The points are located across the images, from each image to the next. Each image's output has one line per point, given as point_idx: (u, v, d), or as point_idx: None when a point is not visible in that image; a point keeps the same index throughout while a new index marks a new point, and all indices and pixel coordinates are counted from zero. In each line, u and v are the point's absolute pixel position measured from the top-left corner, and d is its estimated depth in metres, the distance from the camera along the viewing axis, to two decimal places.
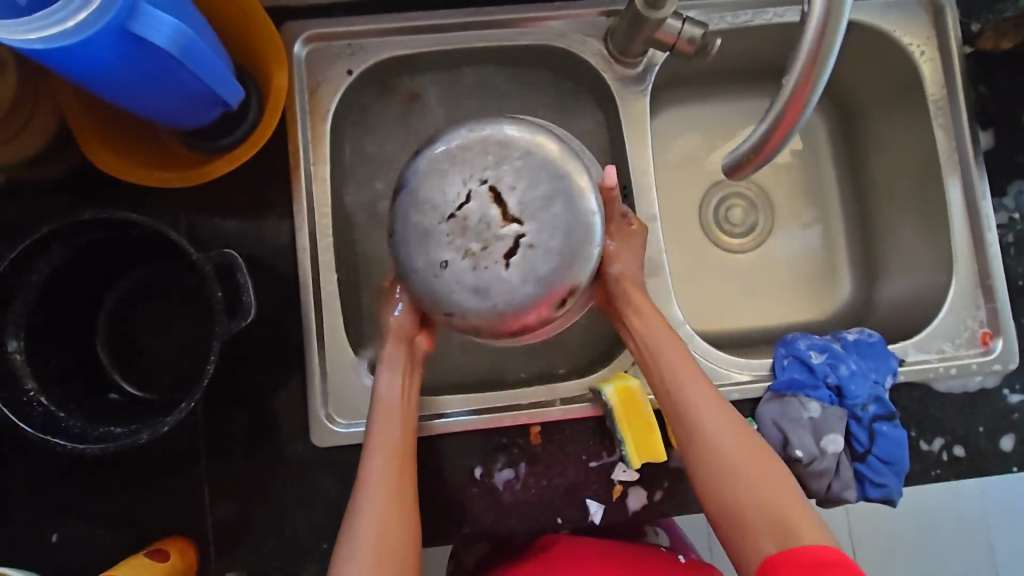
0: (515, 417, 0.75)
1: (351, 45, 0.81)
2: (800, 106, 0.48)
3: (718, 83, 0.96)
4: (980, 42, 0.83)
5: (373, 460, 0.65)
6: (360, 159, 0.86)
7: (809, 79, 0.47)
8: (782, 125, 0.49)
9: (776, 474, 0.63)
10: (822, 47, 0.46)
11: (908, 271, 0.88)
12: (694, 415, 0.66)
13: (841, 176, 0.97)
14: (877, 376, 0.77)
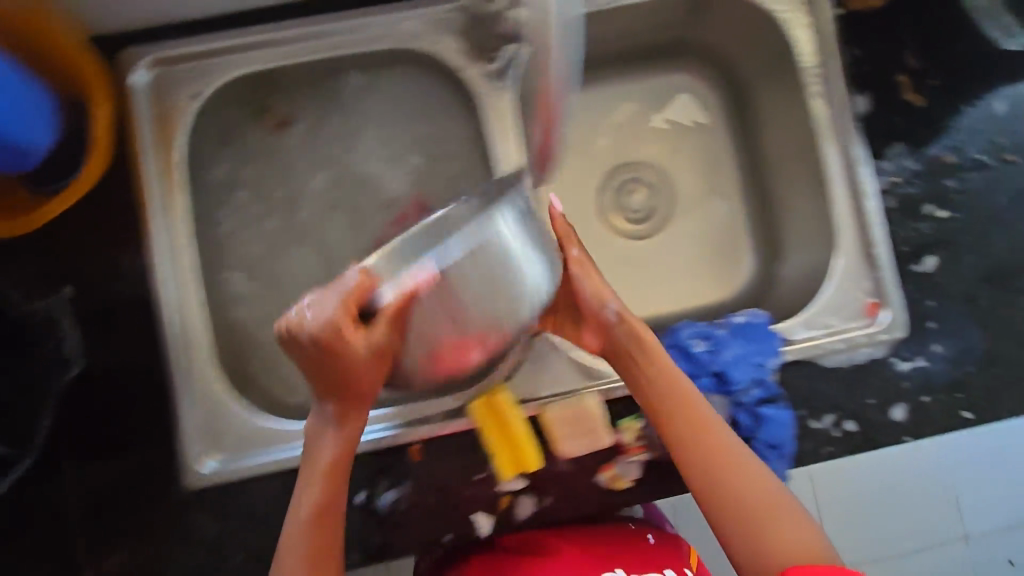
0: (393, 438, 0.74)
1: (195, 68, 0.77)
2: (557, 117, 0.51)
3: (600, 67, 0.93)
4: (850, 3, 0.80)
5: (301, 531, 0.61)
6: (225, 184, 0.83)
7: (552, 95, 0.50)
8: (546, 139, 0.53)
9: (778, 510, 0.62)
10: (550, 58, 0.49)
11: (802, 245, 0.86)
12: (708, 458, 0.64)
13: (736, 152, 0.94)
14: (761, 359, 0.75)
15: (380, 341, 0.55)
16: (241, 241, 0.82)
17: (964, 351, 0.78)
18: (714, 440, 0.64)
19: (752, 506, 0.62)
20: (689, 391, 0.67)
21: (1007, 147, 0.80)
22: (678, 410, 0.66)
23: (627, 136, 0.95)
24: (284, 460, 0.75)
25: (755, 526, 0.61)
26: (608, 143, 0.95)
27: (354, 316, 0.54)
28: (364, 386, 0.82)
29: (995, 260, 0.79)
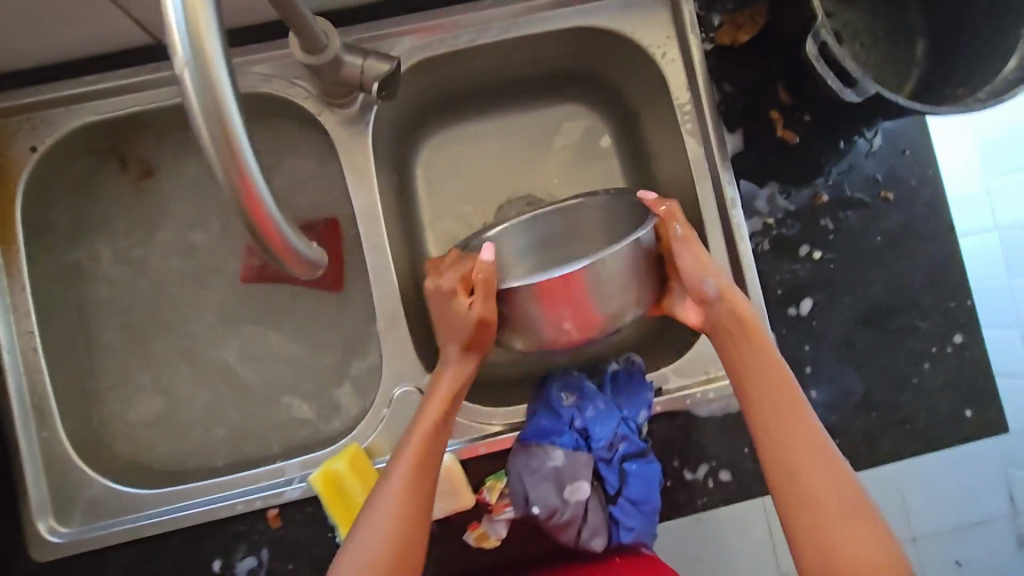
0: (248, 504, 0.72)
1: (32, 119, 0.73)
2: (262, 190, 0.37)
3: (487, 99, 0.87)
4: (720, 37, 0.78)
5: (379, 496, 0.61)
6: (80, 238, 0.79)
7: (245, 168, 0.36)
8: (274, 233, 0.39)
9: (857, 515, 0.56)
10: (226, 122, 0.35)
11: None
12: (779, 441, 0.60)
13: (628, 182, 0.88)
14: (627, 413, 0.73)
15: (492, 310, 0.65)
16: (101, 298, 0.80)
17: (841, 395, 0.76)
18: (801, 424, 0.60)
19: (828, 501, 0.57)
20: (780, 371, 0.63)
21: (884, 183, 0.78)
22: (763, 388, 0.62)
23: (509, 166, 0.88)
24: (137, 528, 0.72)
25: (828, 529, 0.56)
26: (491, 174, 0.88)
27: (465, 287, 0.66)
28: (232, 442, 0.79)
29: (873, 301, 0.77)
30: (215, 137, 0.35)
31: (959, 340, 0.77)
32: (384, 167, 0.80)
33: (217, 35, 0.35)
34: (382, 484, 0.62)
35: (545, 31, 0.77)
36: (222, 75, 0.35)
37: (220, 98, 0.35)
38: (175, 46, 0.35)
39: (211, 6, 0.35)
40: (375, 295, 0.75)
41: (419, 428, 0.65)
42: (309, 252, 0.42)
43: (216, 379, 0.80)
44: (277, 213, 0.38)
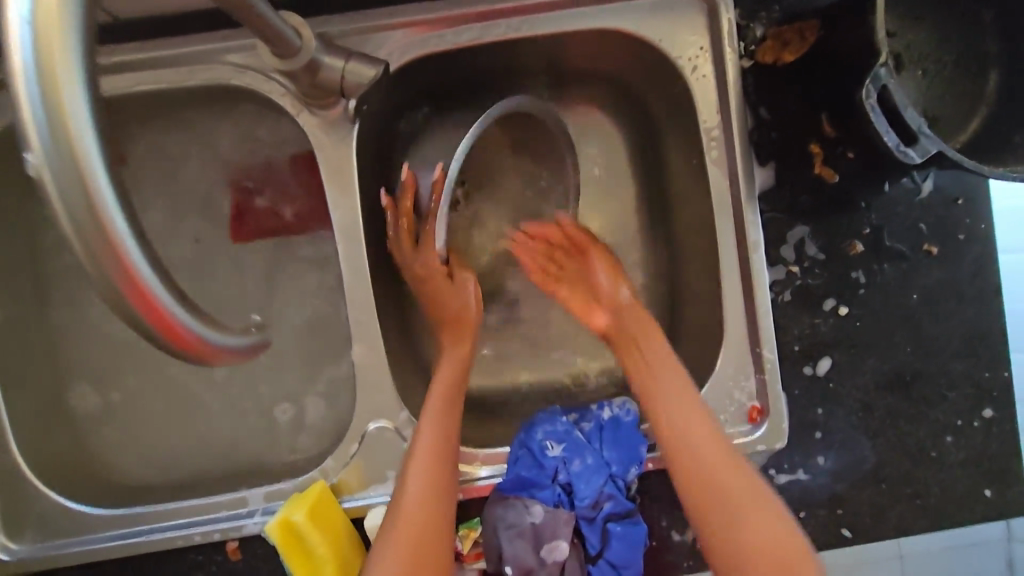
0: (205, 535, 0.67)
1: None
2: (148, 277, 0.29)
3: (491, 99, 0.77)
4: (761, 53, 0.68)
5: (392, 520, 0.60)
6: (40, 232, 0.73)
7: (119, 248, 0.28)
8: (172, 328, 0.30)
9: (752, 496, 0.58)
10: (88, 191, 0.27)
11: (700, 328, 0.73)
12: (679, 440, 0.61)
13: (640, 204, 0.80)
14: (616, 470, 0.67)
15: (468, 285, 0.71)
16: (63, 298, 0.74)
17: (851, 465, 0.70)
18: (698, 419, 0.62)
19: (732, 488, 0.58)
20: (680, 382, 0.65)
21: (928, 235, 0.69)
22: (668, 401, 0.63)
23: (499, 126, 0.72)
24: (88, 551, 0.67)
25: (730, 510, 0.57)
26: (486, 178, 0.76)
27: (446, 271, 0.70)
28: (194, 461, 0.75)
29: (898, 366, 0.70)
30: (79, 209, 0.27)
31: (988, 414, 0.70)
32: (367, 175, 0.71)
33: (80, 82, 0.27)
34: (384, 532, 0.60)
35: (560, 32, 0.67)
36: (82, 129, 0.27)
37: (82, 161, 0.27)
38: (23, 98, 0.27)
39: (75, 44, 0.27)
40: (351, 322, 0.68)
41: (413, 461, 0.62)
42: (229, 341, 0.34)
43: (182, 392, 0.75)
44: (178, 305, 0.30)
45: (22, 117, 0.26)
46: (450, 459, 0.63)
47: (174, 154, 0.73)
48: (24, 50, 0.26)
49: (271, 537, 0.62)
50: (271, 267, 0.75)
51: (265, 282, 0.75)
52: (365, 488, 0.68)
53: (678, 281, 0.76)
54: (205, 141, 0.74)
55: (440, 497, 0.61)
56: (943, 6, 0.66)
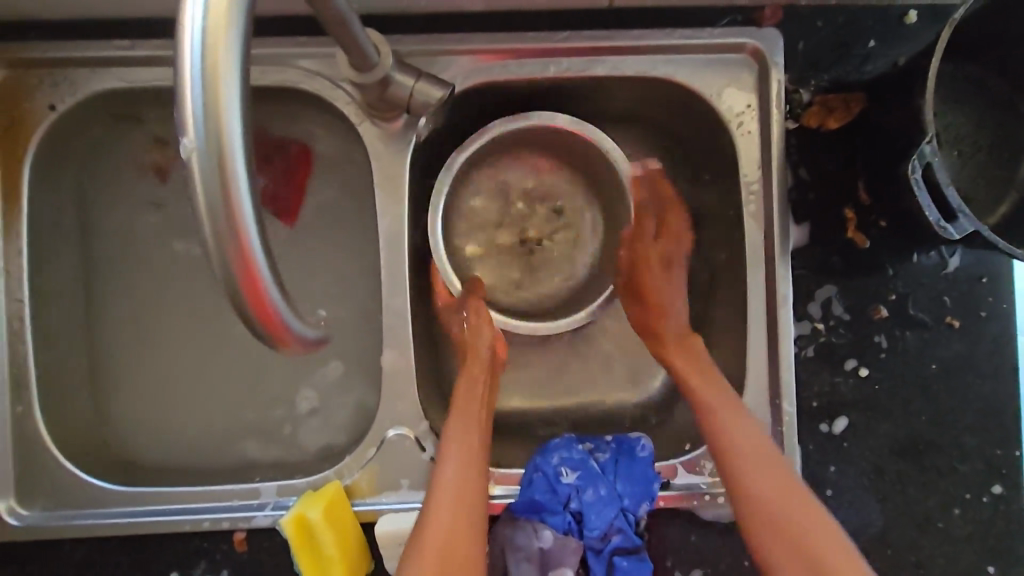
0: (214, 522, 0.67)
1: (55, 75, 0.68)
2: (253, 248, 0.32)
3: None
4: (806, 117, 0.71)
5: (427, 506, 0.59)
6: (92, 206, 0.75)
7: (249, 260, 0.32)
8: (271, 319, 0.34)
9: (784, 485, 0.57)
10: (227, 182, 0.31)
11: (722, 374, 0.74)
12: (721, 446, 0.61)
13: None
14: (627, 504, 0.68)
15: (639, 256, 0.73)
16: (103, 271, 0.76)
17: (858, 526, 0.71)
18: (739, 428, 0.61)
19: (763, 489, 0.57)
20: (727, 401, 0.63)
21: (950, 308, 0.72)
22: (717, 430, 0.62)
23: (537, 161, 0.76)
24: (96, 525, 0.67)
25: (760, 511, 0.57)
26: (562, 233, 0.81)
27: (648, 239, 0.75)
28: (209, 446, 0.75)
29: (912, 433, 0.71)
30: (222, 243, 0.32)
31: (997, 491, 0.71)
32: (416, 190, 0.74)
33: (236, 73, 0.31)
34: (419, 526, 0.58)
35: (617, 76, 0.71)
36: (233, 132, 0.31)
37: (224, 158, 0.31)
38: (184, 81, 0.31)
39: (236, 36, 0.31)
40: (384, 326, 0.70)
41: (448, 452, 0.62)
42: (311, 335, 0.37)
43: (206, 378, 0.76)
44: (279, 301, 0.34)
45: (185, 115, 0.31)
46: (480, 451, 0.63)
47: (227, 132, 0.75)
48: (196, 48, 0.31)
49: (285, 529, 0.64)
50: (307, 268, 0.76)
51: (302, 280, 0.76)
52: (377, 492, 0.69)
53: (705, 325, 0.78)
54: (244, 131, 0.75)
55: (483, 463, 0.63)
56: (981, 93, 0.70)
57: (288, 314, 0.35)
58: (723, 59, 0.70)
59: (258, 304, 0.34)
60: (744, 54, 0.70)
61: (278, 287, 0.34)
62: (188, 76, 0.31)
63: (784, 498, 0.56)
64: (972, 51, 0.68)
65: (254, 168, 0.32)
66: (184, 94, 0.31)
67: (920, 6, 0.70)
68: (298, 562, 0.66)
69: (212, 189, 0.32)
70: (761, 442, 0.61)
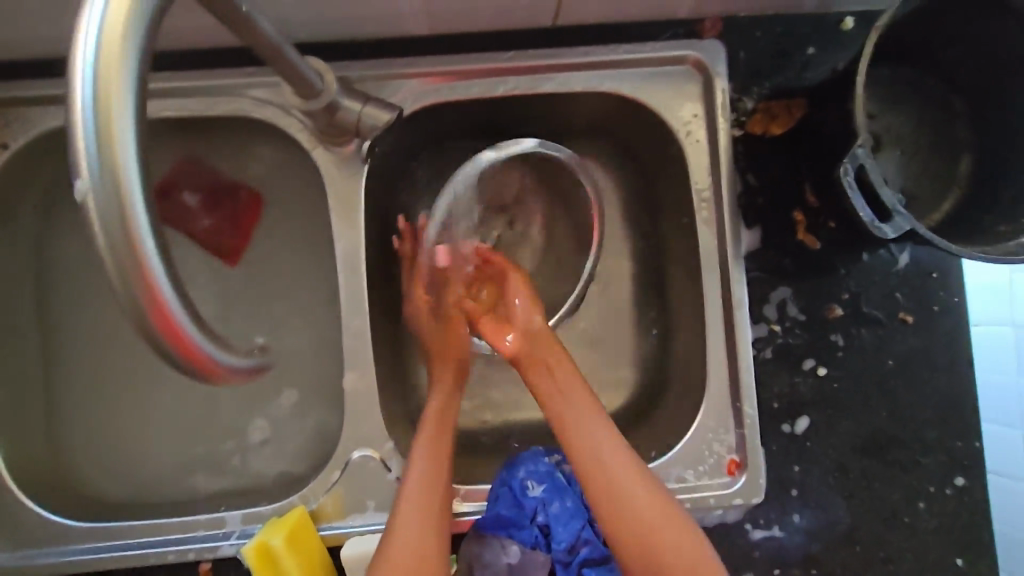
0: (180, 554, 0.67)
1: (6, 114, 0.68)
2: (157, 277, 0.33)
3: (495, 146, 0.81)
4: (750, 124, 0.73)
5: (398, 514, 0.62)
6: (49, 242, 0.76)
7: (153, 288, 0.33)
8: (186, 348, 0.34)
9: (650, 490, 0.62)
10: (127, 221, 0.32)
11: (685, 379, 0.75)
12: (590, 466, 0.63)
13: (636, 256, 0.82)
14: (594, 514, 0.68)
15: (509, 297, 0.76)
16: (64, 306, 0.76)
17: (826, 524, 0.71)
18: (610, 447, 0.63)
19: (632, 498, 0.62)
20: (585, 410, 0.66)
21: (903, 304, 0.73)
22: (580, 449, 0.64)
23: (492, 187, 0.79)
24: (61, 563, 0.67)
25: (625, 519, 0.61)
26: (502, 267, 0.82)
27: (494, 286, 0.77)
28: (179, 476, 0.76)
29: (874, 429, 0.72)
30: (123, 274, 0.32)
31: (960, 482, 0.72)
32: (373, 212, 0.75)
33: (130, 114, 0.32)
34: (390, 532, 0.61)
35: (565, 92, 0.72)
36: (128, 164, 0.32)
37: (121, 191, 0.32)
38: (77, 119, 0.32)
39: (128, 79, 0.32)
40: (345, 348, 0.70)
41: (416, 462, 0.64)
42: (234, 363, 0.36)
43: (173, 408, 0.77)
44: (191, 330, 0.34)
45: (78, 151, 0.31)
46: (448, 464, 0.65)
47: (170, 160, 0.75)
48: (86, 84, 0.31)
49: (246, 558, 0.63)
50: (270, 294, 0.77)
51: (264, 306, 0.77)
52: (344, 516, 0.68)
53: (667, 331, 0.79)
54: (186, 160, 0.75)
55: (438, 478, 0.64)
56: (919, 94, 0.72)
57: (203, 342, 0.35)
58: (667, 71, 0.72)
59: (169, 334, 0.34)
60: (687, 65, 0.72)
61: (189, 315, 0.34)
62: (79, 113, 0.31)
63: (654, 500, 0.62)
64: (907, 55, 0.70)
65: (153, 199, 0.33)
66: (78, 132, 0.32)
67: (855, 13, 0.72)
68: None
69: (110, 221, 0.32)
70: (629, 457, 0.64)
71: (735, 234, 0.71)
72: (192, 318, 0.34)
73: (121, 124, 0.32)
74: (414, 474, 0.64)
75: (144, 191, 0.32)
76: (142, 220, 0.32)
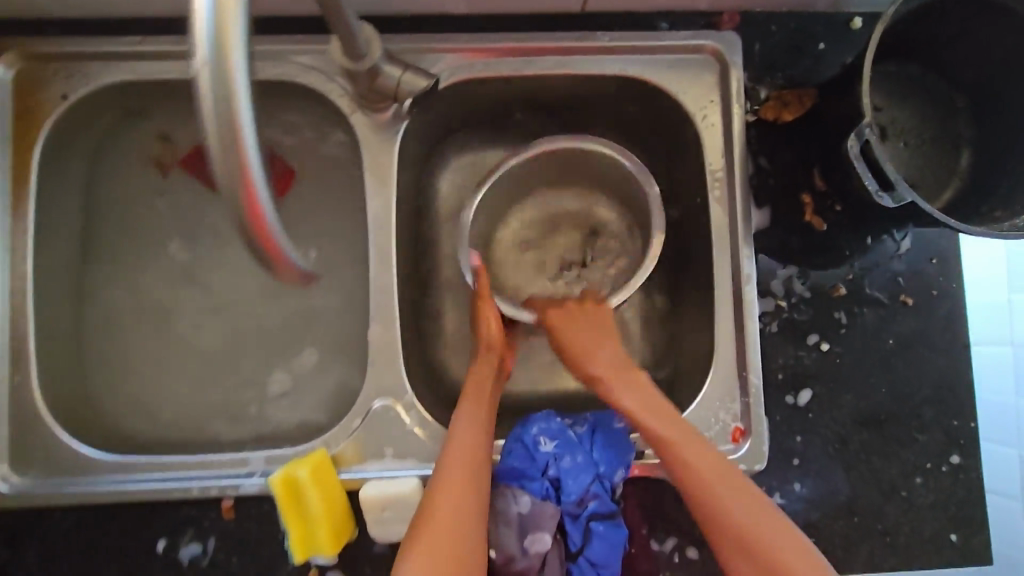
0: (203, 489, 0.69)
1: (69, 69, 0.73)
2: (253, 169, 0.37)
3: (520, 125, 0.86)
4: (763, 111, 0.77)
5: (437, 475, 0.61)
6: (96, 193, 0.80)
7: (247, 179, 0.37)
8: (265, 238, 0.38)
9: (740, 487, 0.57)
10: (233, 115, 0.36)
11: (693, 351, 0.79)
12: (673, 455, 0.61)
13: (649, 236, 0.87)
14: (603, 471, 0.71)
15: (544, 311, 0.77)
16: (106, 255, 0.80)
17: (825, 494, 0.74)
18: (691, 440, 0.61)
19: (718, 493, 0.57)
20: (658, 403, 0.66)
21: (904, 287, 0.77)
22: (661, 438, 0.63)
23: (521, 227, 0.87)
24: (86, 493, 0.69)
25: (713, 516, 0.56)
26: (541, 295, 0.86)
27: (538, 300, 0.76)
28: (203, 421, 0.79)
29: (874, 405, 0.75)
30: (223, 162, 0.36)
31: (956, 460, 0.75)
32: (404, 178, 0.79)
33: (242, 18, 0.36)
34: (430, 492, 0.60)
35: (591, 73, 0.77)
36: (239, 65, 0.36)
37: (231, 89, 0.36)
38: (198, 18, 0.36)
39: None
40: (372, 303, 0.74)
41: (460, 424, 0.66)
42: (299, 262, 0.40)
43: (202, 356, 0.80)
44: (272, 221, 0.38)
45: (196, 47, 0.35)
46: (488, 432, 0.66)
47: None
48: None
49: (272, 487, 0.67)
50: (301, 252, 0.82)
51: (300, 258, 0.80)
52: (363, 461, 0.71)
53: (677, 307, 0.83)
54: None
55: (479, 463, 0.63)
56: (921, 91, 0.77)
57: (280, 237, 0.39)
58: (687, 59, 0.77)
59: (254, 221, 0.38)
60: (705, 54, 0.77)
61: (274, 209, 0.38)
62: (202, 13, 0.35)
63: (745, 497, 0.56)
64: (912, 53, 0.75)
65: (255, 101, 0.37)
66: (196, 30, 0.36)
67: (863, 14, 0.78)
68: (285, 522, 0.68)
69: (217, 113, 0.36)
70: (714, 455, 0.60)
71: (747, 213, 0.75)
72: (275, 212, 0.38)
73: (236, 28, 0.36)
74: (457, 437, 0.64)
75: (249, 91, 0.36)
76: (245, 118, 0.36)
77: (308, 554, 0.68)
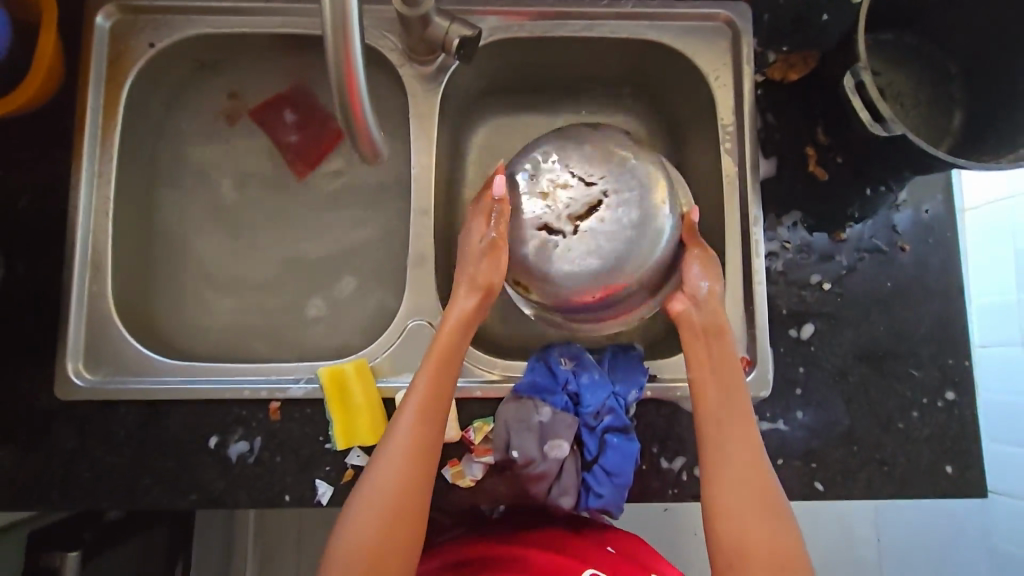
0: (255, 391, 0.77)
1: (156, 20, 0.83)
2: (354, 57, 0.50)
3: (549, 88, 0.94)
4: (771, 71, 0.85)
5: (392, 432, 0.67)
6: (169, 136, 0.90)
7: (350, 65, 0.50)
8: (355, 110, 0.53)
9: (759, 474, 0.67)
10: (345, 12, 0.48)
11: None
12: (721, 435, 0.69)
13: None
14: (619, 389, 0.77)
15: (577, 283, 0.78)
16: (175, 190, 0.89)
17: (826, 423, 0.79)
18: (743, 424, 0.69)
19: (742, 472, 0.67)
20: (731, 383, 0.71)
21: (901, 236, 0.83)
22: (720, 413, 0.70)
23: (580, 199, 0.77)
24: (149, 389, 0.77)
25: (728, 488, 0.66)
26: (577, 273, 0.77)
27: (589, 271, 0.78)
28: (252, 341, 0.86)
29: (872, 342, 0.80)
30: (333, 48, 0.49)
31: (951, 397, 0.80)
32: (444, 127, 0.87)
33: None
34: (382, 450, 0.67)
35: (615, 37, 0.85)
36: None
37: None
38: None
39: None
40: (412, 233, 0.82)
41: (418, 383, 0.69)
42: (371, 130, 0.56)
43: (254, 283, 0.89)
44: (362, 98, 0.52)
45: None
46: (445, 392, 0.69)
47: (283, 81, 0.92)
48: None
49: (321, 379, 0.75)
50: (346, 194, 0.91)
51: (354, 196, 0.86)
52: (398, 372, 0.78)
53: None
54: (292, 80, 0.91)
55: (425, 459, 0.66)
56: (917, 59, 0.84)
57: (364, 110, 0.54)
58: (703, 26, 0.85)
59: (348, 94, 0.52)
60: (719, 23, 0.85)
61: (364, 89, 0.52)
62: None
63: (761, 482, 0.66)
64: (907, 23, 0.83)
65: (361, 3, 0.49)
66: None
67: None
68: (330, 412, 0.75)
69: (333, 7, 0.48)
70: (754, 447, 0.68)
71: (756, 163, 0.82)
72: (365, 93, 0.52)
73: None
74: (412, 397, 0.68)
75: None
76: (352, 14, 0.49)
77: (350, 445, 0.75)
